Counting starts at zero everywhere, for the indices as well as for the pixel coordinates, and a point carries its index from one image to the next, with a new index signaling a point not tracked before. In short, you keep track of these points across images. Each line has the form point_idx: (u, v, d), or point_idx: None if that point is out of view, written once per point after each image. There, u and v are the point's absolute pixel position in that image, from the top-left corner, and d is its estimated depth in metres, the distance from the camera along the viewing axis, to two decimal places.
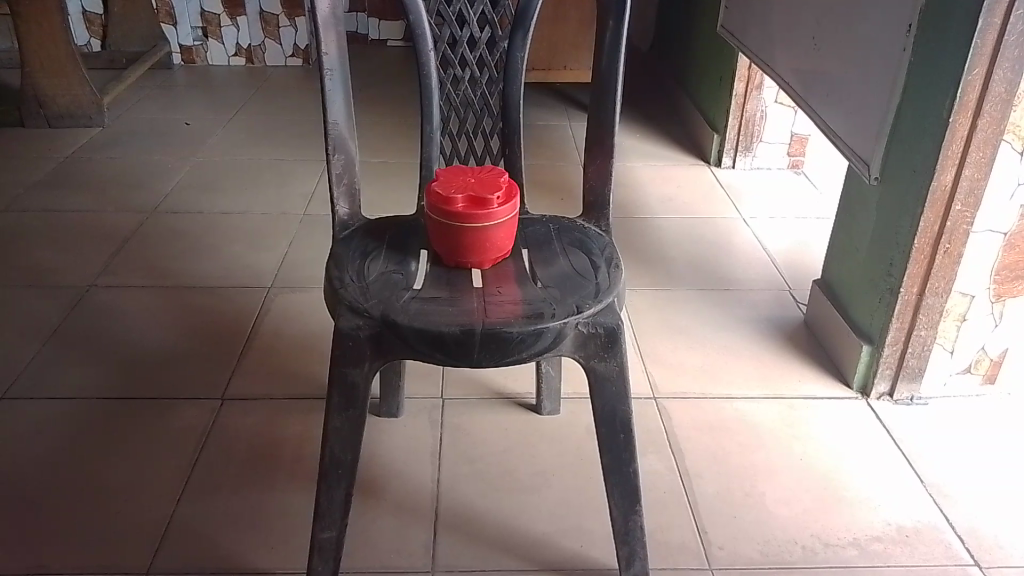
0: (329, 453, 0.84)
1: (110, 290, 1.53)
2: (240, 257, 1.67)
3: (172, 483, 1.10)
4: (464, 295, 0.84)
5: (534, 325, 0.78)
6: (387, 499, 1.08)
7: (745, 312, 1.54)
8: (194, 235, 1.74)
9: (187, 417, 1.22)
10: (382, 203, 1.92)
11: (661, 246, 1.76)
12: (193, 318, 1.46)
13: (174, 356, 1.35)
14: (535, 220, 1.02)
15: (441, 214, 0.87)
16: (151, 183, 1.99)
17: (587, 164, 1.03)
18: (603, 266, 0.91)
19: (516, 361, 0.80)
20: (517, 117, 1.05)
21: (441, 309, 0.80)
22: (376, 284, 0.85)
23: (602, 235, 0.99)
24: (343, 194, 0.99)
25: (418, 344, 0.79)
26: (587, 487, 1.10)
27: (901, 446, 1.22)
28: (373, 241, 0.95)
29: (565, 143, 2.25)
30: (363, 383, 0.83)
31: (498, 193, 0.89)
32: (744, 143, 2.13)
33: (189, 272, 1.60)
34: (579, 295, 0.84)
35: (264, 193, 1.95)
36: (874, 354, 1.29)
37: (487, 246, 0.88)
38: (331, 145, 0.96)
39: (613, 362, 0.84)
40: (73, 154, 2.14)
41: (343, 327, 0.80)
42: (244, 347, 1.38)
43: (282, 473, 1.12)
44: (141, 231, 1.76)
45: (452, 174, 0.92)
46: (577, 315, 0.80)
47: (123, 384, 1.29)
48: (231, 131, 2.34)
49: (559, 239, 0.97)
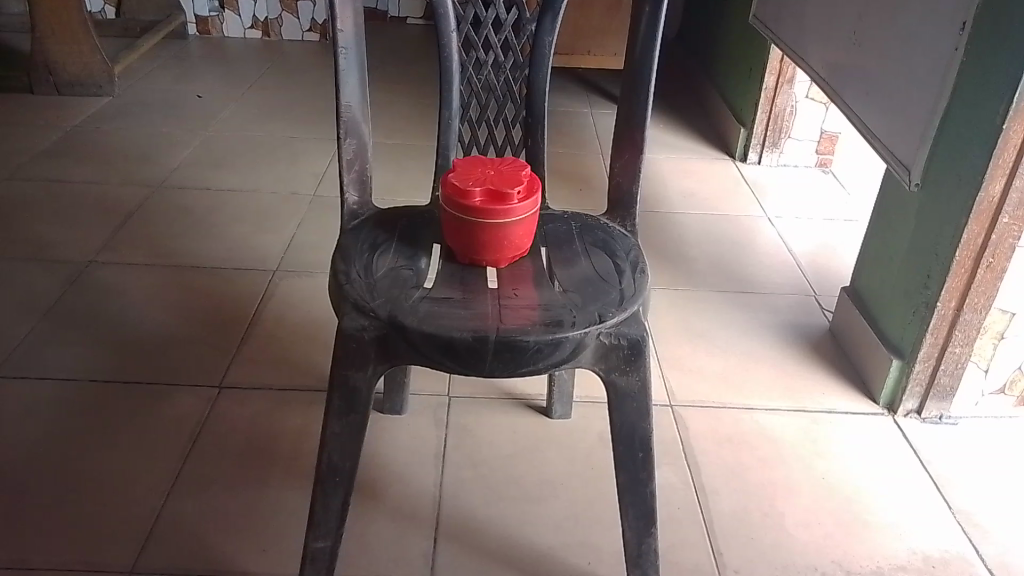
0: (327, 460, 0.78)
1: (111, 267, 1.48)
2: (247, 237, 1.61)
3: (164, 476, 1.06)
4: (477, 298, 0.78)
5: (552, 334, 0.72)
6: (387, 503, 1.03)
7: (767, 317, 1.47)
8: (201, 213, 1.69)
9: (183, 404, 1.17)
10: (394, 187, 1.86)
11: (682, 243, 1.70)
12: (194, 299, 1.41)
13: (173, 340, 1.30)
14: (556, 217, 0.96)
15: (456, 208, 0.83)
16: (159, 156, 1.94)
17: (612, 160, 0.96)
18: (628, 271, 0.84)
19: (531, 372, 0.75)
20: (542, 106, 0.99)
21: (452, 313, 0.75)
22: (383, 281, 0.79)
23: (627, 235, 0.93)
24: (353, 181, 0.93)
25: (427, 349, 0.73)
26: (598, 500, 1.05)
27: (930, 470, 1.16)
28: (383, 232, 0.90)
29: (585, 132, 2.18)
30: (366, 388, 0.77)
31: (518, 187, 0.83)
32: (771, 138, 2.06)
33: (193, 252, 1.55)
34: (601, 302, 0.78)
35: (275, 172, 1.89)
36: (905, 369, 1.23)
37: (503, 244, 0.84)
38: (342, 128, 0.90)
39: (636, 377, 0.77)
40: (81, 124, 2.09)
41: (346, 326, 0.75)
42: (246, 333, 1.33)
43: (279, 470, 1.07)
44: (147, 206, 1.71)
45: (470, 165, 0.86)
46: (599, 324, 0.74)
47: (118, 367, 1.24)
48: (243, 106, 2.28)
49: (580, 239, 0.91)
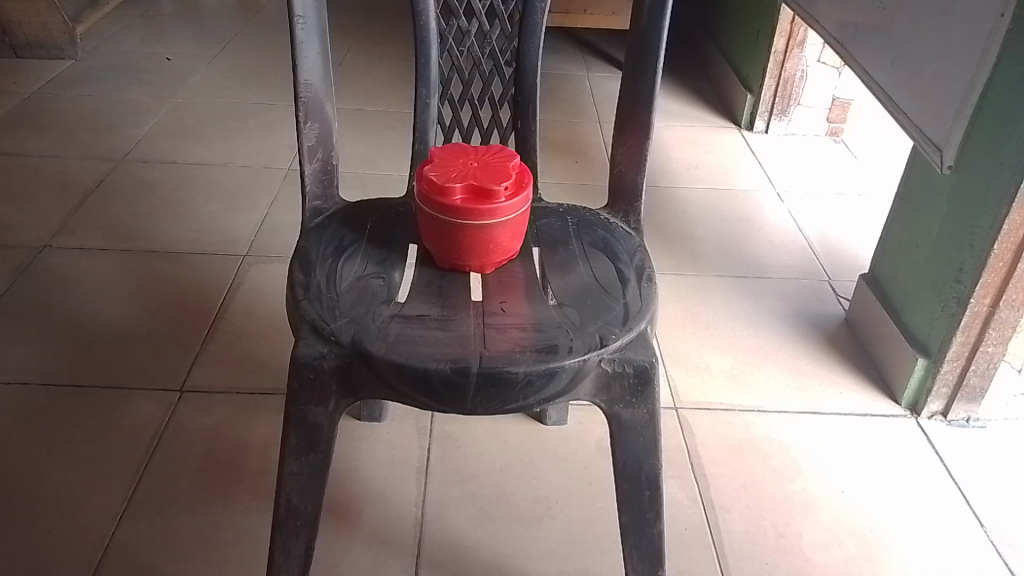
0: (285, 503, 0.68)
1: (65, 252, 1.36)
2: (215, 217, 1.49)
3: (116, 496, 0.96)
4: (457, 316, 0.67)
5: (544, 365, 0.61)
6: (363, 527, 0.93)
7: (778, 305, 1.36)
8: (166, 191, 1.56)
9: (140, 411, 1.07)
10: (377, 159, 1.73)
11: (686, 223, 1.58)
12: (155, 288, 1.29)
13: (131, 335, 1.19)
14: (549, 211, 0.84)
15: (435, 207, 0.71)
16: (123, 126, 1.80)
17: (614, 146, 0.83)
18: (632, 279, 0.73)
19: (520, 407, 0.64)
20: (533, 82, 0.87)
21: (427, 337, 0.63)
22: (347, 296, 0.68)
23: (631, 234, 0.81)
24: (316, 173, 0.81)
25: (397, 383, 0.62)
26: (597, 521, 0.95)
27: (958, 481, 1.07)
28: (350, 233, 0.78)
29: (581, 98, 2.04)
30: (327, 423, 0.66)
31: (506, 183, 0.72)
32: (780, 105, 1.93)
33: (156, 234, 1.43)
34: (603, 321, 0.66)
35: (248, 143, 1.76)
36: (931, 368, 1.12)
37: (489, 248, 0.72)
38: (302, 111, 0.78)
39: (642, 410, 0.66)
40: (39, 90, 1.94)
41: (302, 354, 0.63)
42: (211, 327, 1.22)
43: (243, 489, 0.97)
44: (107, 182, 1.58)
45: (451, 153, 0.74)
46: (600, 350, 0.63)
47: (69, 369, 1.13)
48: (216, 69, 2.13)
49: (577, 238, 0.79)
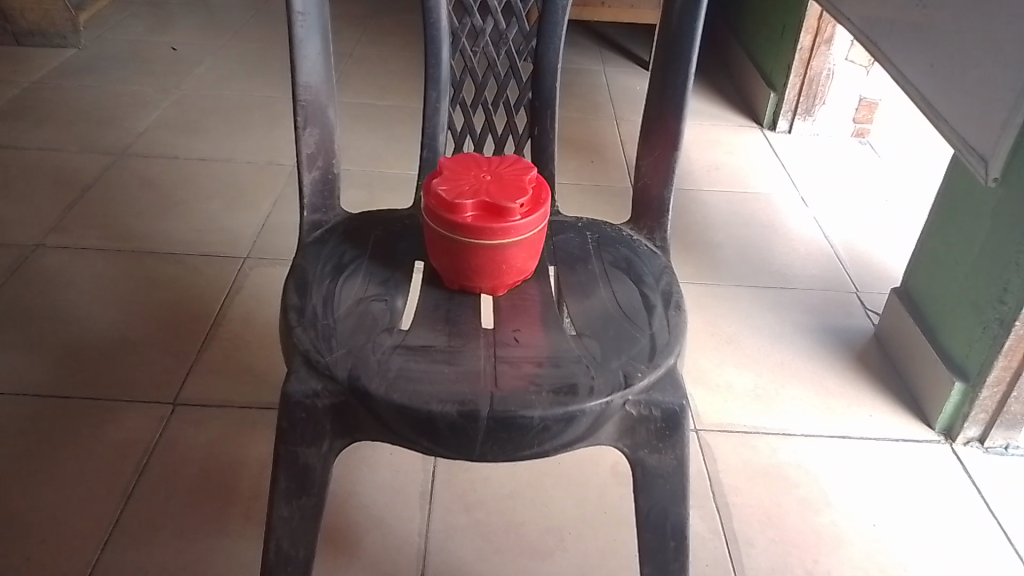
0: (274, 549, 0.62)
1: (59, 252, 1.31)
2: (216, 216, 1.43)
3: (102, 518, 0.90)
4: (466, 347, 0.61)
5: (562, 409, 0.55)
6: (363, 558, 0.87)
7: (804, 318, 1.30)
8: (166, 187, 1.50)
9: (131, 425, 1.01)
10: (385, 155, 1.66)
11: (706, 227, 1.51)
12: (151, 292, 1.23)
13: (124, 343, 1.13)
14: (567, 225, 0.78)
15: (443, 225, 0.65)
16: (124, 118, 1.75)
17: (639, 156, 0.77)
18: (658, 305, 0.67)
19: (535, 453, 0.57)
20: (553, 85, 0.81)
21: (432, 373, 0.57)
22: (345, 324, 0.62)
23: (656, 253, 0.74)
24: (315, 182, 0.75)
25: (398, 426, 0.56)
26: (612, 555, 0.89)
27: (997, 515, 1.00)
28: (351, 249, 0.72)
29: (598, 93, 1.97)
30: (322, 465, 0.60)
31: (523, 199, 0.65)
32: (805, 105, 1.85)
33: (154, 233, 1.37)
34: (627, 355, 0.60)
35: (252, 138, 1.70)
36: (968, 393, 1.06)
37: (501, 270, 0.66)
38: (300, 116, 0.71)
39: (669, 455, 0.60)
40: (40, 79, 1.88)
41: (292, 391, 0.57)
42: (207, 334, 1.16)
43: (236, 513, 0.92)
44: (105, 178, 1.52)
45: (461, 165, 0.68)
46: (624, 391, 0.57)
47: (57, 379, 1.07)
48: (222, 59, 2.07)
49: (597, 257, 0.73)
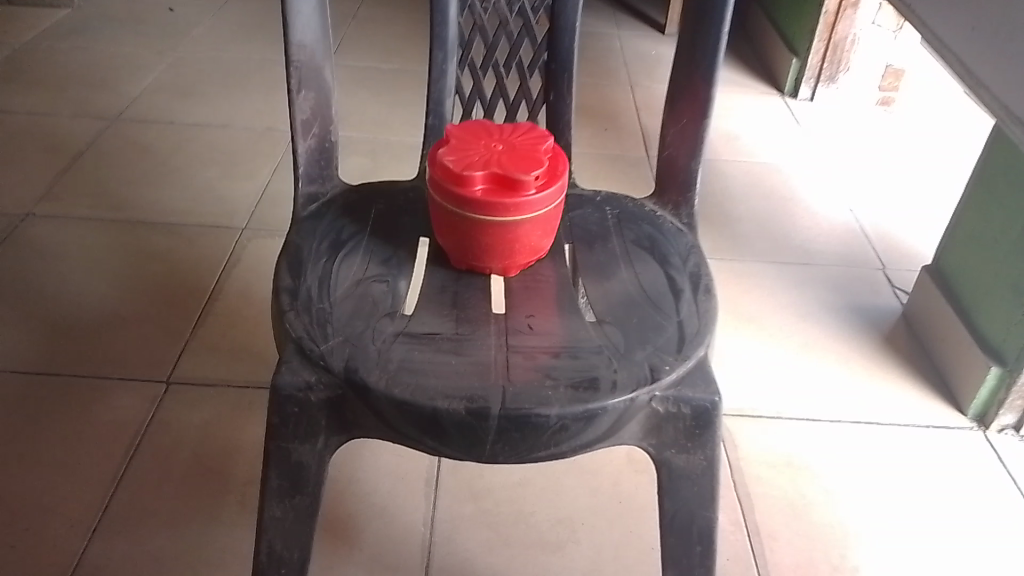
0: (266, 552, 0.57)
1: (49, 221, 1.25)
2: (212, 185, 1.37)
3: (90, 504, 0.86)
4: (475, 335, 0.55)
5: (581, 407, 0.50)
6: (365, 549, 0.82)
7: (828, 296, 1.24)
8: (162, 155, 1.44)
9: (122, 405, 0.96)
10: (390, 122, 1.59)
11: (725, 200, 1.44)
12: (145, 264, 1.18)
13: (116, 318, 1.08)
14: (584, 200, 0.72)
15: (451, 199, 0.59)
16: (119, 81, 1.68)
17: (664, 124, 0.70)
18: (686, 289, 0.61)
19: (551, 454, 0.52)
20: (570, 45, 0.74)
21: (437, 365, 0.52)
22: (342, 308, 0.56)
23: (682, 230, 0.68)
24: (311, 151, 0.69)
25: (399, 423, 0.51)
26: (628, 548, 0.84)
27: None
28: (350, 224, 0.66)
29: (611, 58, 1.89)
30: (316, 463, 0.55)
31: (538, 170, 0.59)
32: (828, 71, 1.77)
33: (148, 203, 1.31)
34: (652, 346, 0.54)
35: (251, 103, 1.63)
36: (1004, 378, 1.00)
37: (514, 248, 0.61)
38: (294, 78, 0.65)
39: (699, 456, 0.55)
40: (31, 41, 1.81)
41: (283, 384, 0.52)
42: (203, 309, 1.11)
43: (231, 500, 0.87)
44: (99, 144, 1.46)
45: (470, 132, 0.62)
46: (649, 387, 0.51)
47: (45, 356, 1.02)
48: (221, 21, 1.99)
49: (618, 234, 0.67)
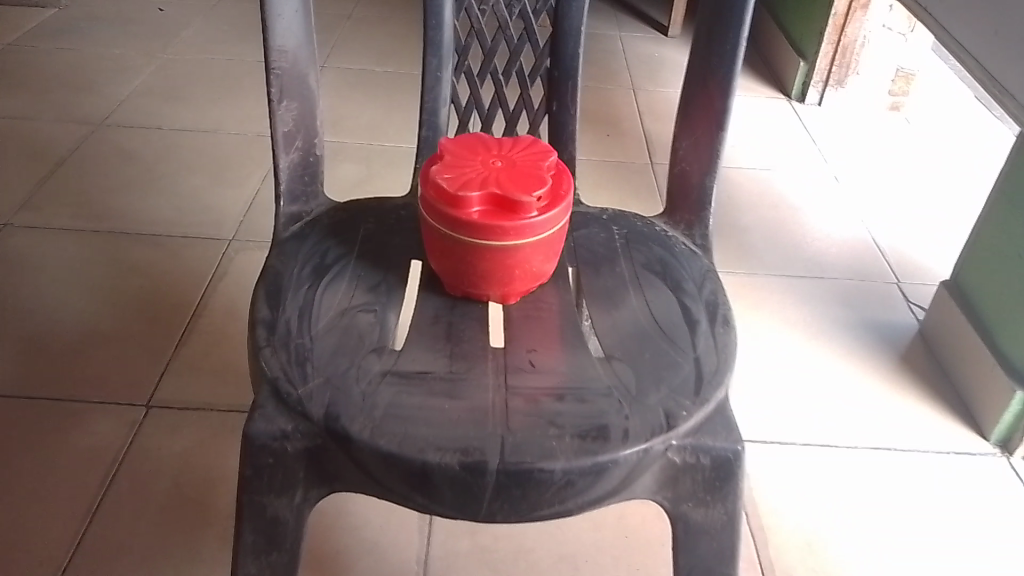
0: None
1: (27, 231, 1.20)
2: (199, 193, 1.32)
3: (61, 539, 0.80)
4: (471, 373, 0.50)
5: (589, 460, 0.45)
6: None
7: (841, 312, 1.18)
8: (147, 162, 1.39)
9: (99, 430, 0.91)
10: (384, 127, 1.54)
11: (732, 209, 1.39)
12: (126, 278, 1.13)
13: (94, 335, 1.03)
14: (589, 218, 0.66)
15: (444, 222, 0.53)
16: (105, 84, 1.62)
17: (676, 137, 0.65)
18: (703, 319, 0.55)
19: (556, 512, 0.47)
20: (574, 50, 0.69)
21: (429, 411, 0.47)
22: (324, 343, 0.51)
23: (696, 252, 0.63)
24: (294, 166, 0.63)
25: (386, 476, 0.46)
26: None
27: None
28: (336, 246, 0.60)
29: (613, 61, 1.84)
30: (296, 518, 0.50)
31: (541, 190, 0.54)
32: (836, 75, 1.71)
33: (131, 212, 1.26)
34: (667, 386, 0.49)
35: (241, 107, 1.57)
36: None
37: (514, 274, 0.55)
38: (275, 86, 0.60)
39: (719, 509, 0.50)
40: (16, 41, 1.76)
41: (256, 432, 0.47)
42: (187, 326, 1.05)
43: (211, 535, 0.82)
44: (82, 150, 1.40)
45: (466, 147, 0.56)
46: (665, 436, 0.46)
47: (18, 377, 0.96)
48: (211, 21, 1.94)
49: (626, 256, 0.62)
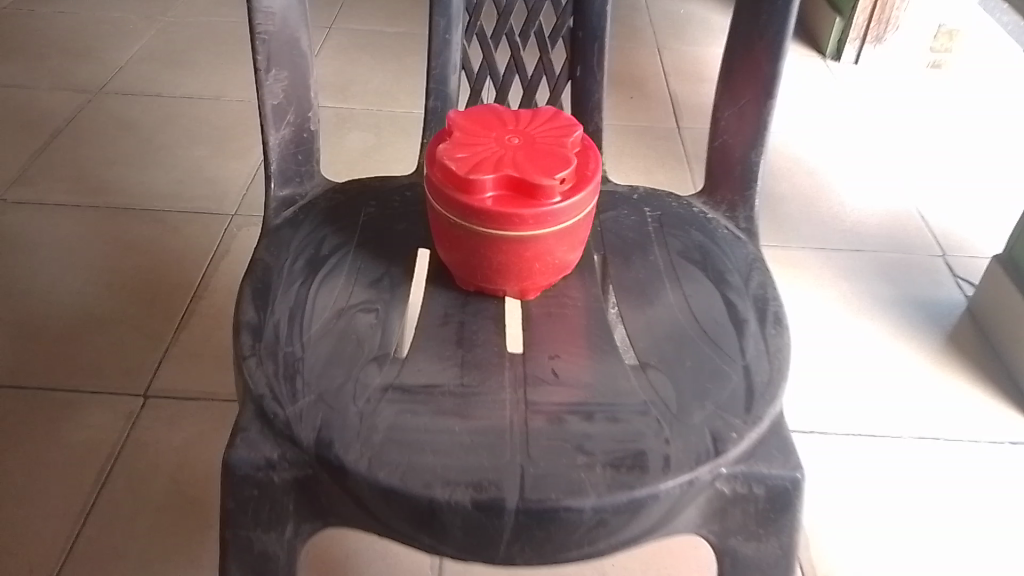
0: None
1: (20, 207, 1.14)
2: (200, 165, 1.25)
3: (52, 542, 0.76)
4: (486, 386, 0.43)
5: (623, 495, 0.38)
6: None
7: (884, 288, 1.10)
8: (146, 132, 1.32)
9: (93, 423, 0.86)
10: (394, 92, 1.46)
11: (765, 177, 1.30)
12: (123, 257, 1.07)
13: (89, 319, 0.97)
14: (618, 198, 0.59)
15: (454, 209, 0.46)
16: (103, 50, 1.55)
17: (718, 105, 0.57)
18: (752, 319, 0.48)
19: (585, 553, 0.41)
20: (601, 6, 0.61)
21: (436, 435, 0.40)
22: (316, 351, 0.45)
23: (741, 238, 0.56)
24: (286, 143, 0.56)
25: (387, 513, 0.40)
26: None
27: None
28: (333, 234, 0.53)
29: (636, 18, 1.73)
30: (287, 552, 0.44)
31: (566, 171, 0.46)
32: (875, 31, 1.61)
33: (129, 186, 1.19)
34: (714, 401, 0.43)
35: (244, 71, 1.50)
36: None
37: (533, 267, 0.48)
38: (262, 53, 0.52)
39: (773, 544, 0.43)
40: (11, 5, 1.68)
41: (237, 460, 0.41)
42: (186, 309, 0.99)
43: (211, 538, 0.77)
44: (78, 120, 1.33)
45: (479, 123, 0.49)
46: (712, 465, 0.40)
47: (10, 365, 0.91)
48: None
49: (660, 243, 0.54)
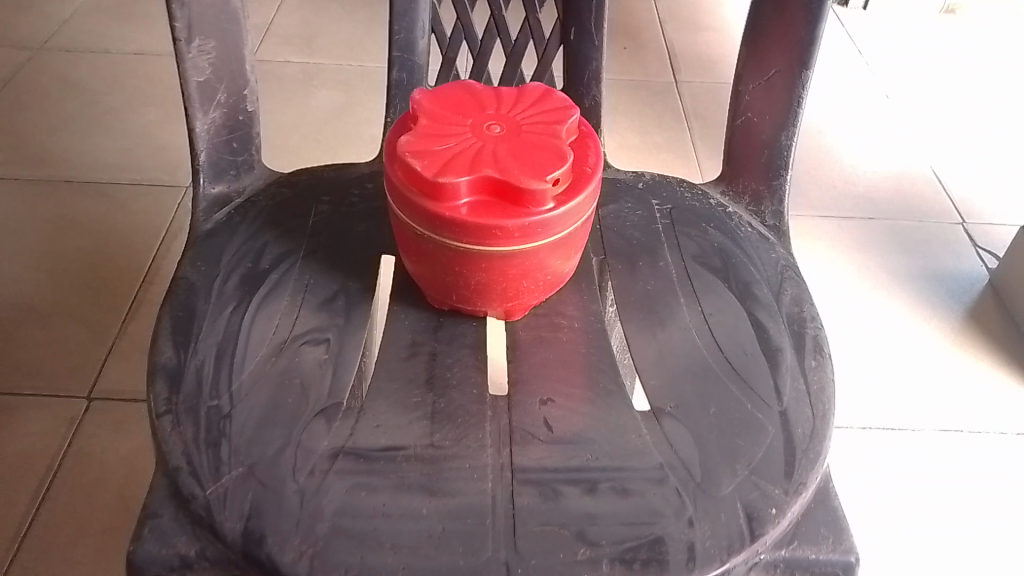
0: None
1: None
2: (152, 130, 1.14)
3: None
4: (464, 444, 0.35)
5: None
6: None
7: (900, 260, 1.02)
8: (93, 94, 1.20)
9: (32, 430, 0.77)
10: (366, 46, 1.33)
11: None
12: (66, 237, 0.96)
13: (27, 309, 0.88)
14: (621, 187, 0.49)
15: (419, 218, 0.36)
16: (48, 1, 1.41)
17: (741, 76, 0.47)
18: (787, 346, 0.40)
19: None
20: None
21: (398, 524, 0.32)
22: (247, 402, 0.36)
23: (768, 239, 0.46)
24: (217, 129, 0.46)
25: None
26: None
27: None
28: (275, 241, 0.44)
29: None
30: None
31: (561, 167, 0.36)
32: None
33: (73, 155, 1.08)
34: (748, 464, 0.34)
35: None
36: None
37: (520, 285, 0.39)
38: (178, 17, 0.42)
39: None
40: None
41: (145, 555, 0.32)
42: (136, 296, 0.90)
43: None
44: (17, 81, 1.21)
45: (451, 108, 0.39)
46: (746, 554, 0.32)
47: None
48: None
49: (673, 245, 0.45)
